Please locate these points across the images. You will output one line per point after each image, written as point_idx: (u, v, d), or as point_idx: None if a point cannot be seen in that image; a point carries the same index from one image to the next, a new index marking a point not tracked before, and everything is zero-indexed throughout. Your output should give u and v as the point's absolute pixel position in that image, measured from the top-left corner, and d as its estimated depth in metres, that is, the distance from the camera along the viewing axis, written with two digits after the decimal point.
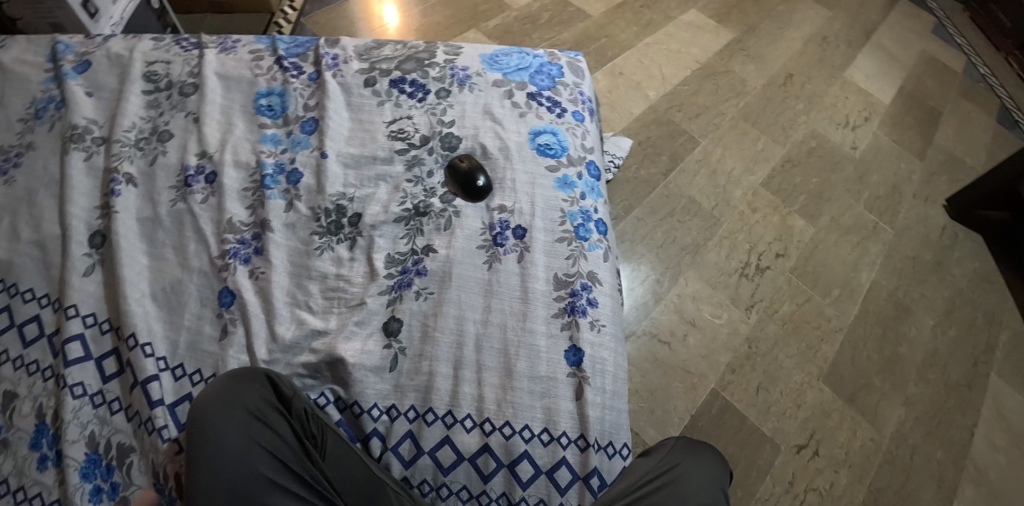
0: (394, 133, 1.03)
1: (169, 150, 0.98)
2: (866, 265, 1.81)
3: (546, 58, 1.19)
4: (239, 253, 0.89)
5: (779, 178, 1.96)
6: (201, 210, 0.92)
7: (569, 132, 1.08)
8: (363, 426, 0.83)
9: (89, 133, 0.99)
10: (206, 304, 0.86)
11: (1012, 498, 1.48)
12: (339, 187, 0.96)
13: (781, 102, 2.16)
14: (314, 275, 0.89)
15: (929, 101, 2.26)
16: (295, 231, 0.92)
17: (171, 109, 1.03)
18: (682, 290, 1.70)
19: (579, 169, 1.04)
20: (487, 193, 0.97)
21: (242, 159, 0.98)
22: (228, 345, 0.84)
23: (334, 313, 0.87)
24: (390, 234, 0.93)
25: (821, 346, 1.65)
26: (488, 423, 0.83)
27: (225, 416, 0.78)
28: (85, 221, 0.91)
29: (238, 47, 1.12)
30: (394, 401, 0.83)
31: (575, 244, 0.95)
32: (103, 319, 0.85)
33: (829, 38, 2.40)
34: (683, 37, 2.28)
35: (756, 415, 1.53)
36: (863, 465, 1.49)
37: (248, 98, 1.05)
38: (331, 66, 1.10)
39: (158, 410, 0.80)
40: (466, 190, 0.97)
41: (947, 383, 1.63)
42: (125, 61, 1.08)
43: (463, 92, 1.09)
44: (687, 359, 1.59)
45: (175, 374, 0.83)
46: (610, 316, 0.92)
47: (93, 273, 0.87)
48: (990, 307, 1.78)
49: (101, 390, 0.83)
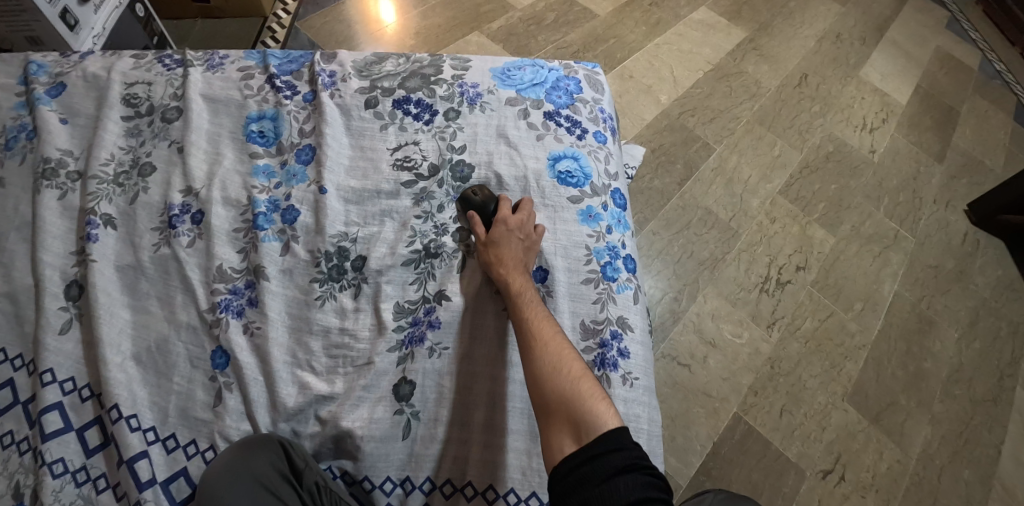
0: (400, 162, 0.94)
1: (151, 186, 0.88)
2: (888, 276, 1.72)
3: (562, 71, 1.09)
4: (230, 305, 0.80)
5: (797, 185, 1.87)
6: (187, 255, 0.83)
7: (591, 156, 0.98)
8: (375, 502, 0.74)
9: (64, 167, 0.89)
10: (197, 365, 0.77)
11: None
12: (340, 227, 0.87)
13: (797, 104, 2.06)
14: (315, 330, 0.80)
15: (946, 99, 2.17)
16: (292, 278, 0.83)
17: (153, 137, 0.93)
18: (700, 308, 1.61)
19: (603, 199, 0.95)
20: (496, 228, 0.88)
21: (232, 196, 0.88)
22: (224, 413, 0.75)
23: (340, 374, 0.78)
24: (399, 279, 0.83)
25: (845, 365, 1.57)
26: (513, 495, 0.74)
27: (235, 489, 0.70)
28: (61, 270, 0.81)
29: (225, 64, 1.02)
30: (409, 472, 0.75)
31: (602, 286, 0.86)
32: (83, 384, 0.76)
33: (843, 35, 2.30)
34: (693, 36, 2.18)
35: (780, 440, 1.45)
36: (890, 489, 1.41)
37: (237, 123, 0.96)
38: (328, 85, 1.00)
39: (147, 492, 0.71)
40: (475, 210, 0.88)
41: (973, 399, 1.56)
42: (102, 83, 0.98)
43: (473, 113, 1.00)
44: (708, 381, 1.50)
45: (166, 446, 0.74)
46: (642, 367, 0.84)
47: (70, 330, 0.78)
48: (1014, 317, 1.71)
49: (84, 466, 0.74)
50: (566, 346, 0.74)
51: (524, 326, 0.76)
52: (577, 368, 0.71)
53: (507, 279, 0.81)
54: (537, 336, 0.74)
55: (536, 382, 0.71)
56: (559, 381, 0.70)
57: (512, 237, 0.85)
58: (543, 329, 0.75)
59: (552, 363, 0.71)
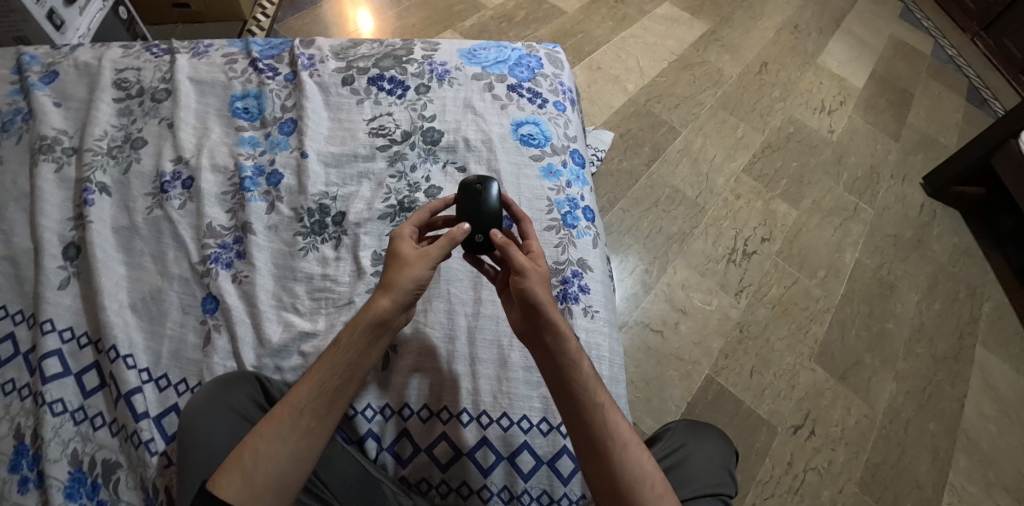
0: (375, 130, 1.02)
1: (143, 156, 0.96)
2: (849, 245, 1.82)
3: (525, 50, 1.17)
4: (220, 257, 0.88)
5: (759, 164, 1.97)
6: (179, 216, 0.91)
7: (551, 121, 1.07)
8: (357, 428, 0.81)
9: (59, 144, 0.96)
10: (189, 311, 0.85)
11: (1007, 467, 1.49)
12: (321, 187, 0.96)
13: (757, 90, 2.17)
14: (299, 276, 0.88)
15: (901, 83, 2.28)
16: (277, 233, 0.91)
17: (144, 115, 1.01)
18: (671, 278, 1.69)
19: (563, 157, 1.03)
20: (490, 200, 0.85)
21: (219, 163, 0.96)
22: (213, 352, 0.83)
23: (322, 314, 0.86)
24: (376, 231, 0.92)
25: (812, 326, 1.65)
26: (485, 416, 0.82)
27: (215, 418, 0.76)
28: (58, 233, 0.89)
29: (210, 51, 1.10)
30: (388, 400, 0.82)
31: (563, 232, 0.95)
32: (81, 333, 0.84)
33: (800, 26, 2.42)
34: (658, 30, 2.29)
35: (751, 398, 1.52)
36: (859, 442, 1.49)
37: (223, 102, 1.03)
38: (307, 66, 1.08)
39: (143, 423, 0.79)
40: (480, 211, 0.84)
41: (935, 356, 1.64)
42: (93, 70, 1.05)
43: (442, 87, 1.08)
44: (680, 347, 1.58)
45: (159, 385, 0.82)
46: (602, 302, 0.93)
47: (68, 286, 0.86)
48: (972, 281, 1.79)
49: (82, 406, 0.81)
50: (642, 448, 0.70)
51: (600, 425, 0.70)
52: (658, 480, 0.69)
53: (568, 359, 0.72)
54: (614, 437, 0.69)
55: (613, 495, 0.68)
56: (642, 492, 0.67)
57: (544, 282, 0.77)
58: (620, 425, 0.70)
59: (634, 475, 0.68)
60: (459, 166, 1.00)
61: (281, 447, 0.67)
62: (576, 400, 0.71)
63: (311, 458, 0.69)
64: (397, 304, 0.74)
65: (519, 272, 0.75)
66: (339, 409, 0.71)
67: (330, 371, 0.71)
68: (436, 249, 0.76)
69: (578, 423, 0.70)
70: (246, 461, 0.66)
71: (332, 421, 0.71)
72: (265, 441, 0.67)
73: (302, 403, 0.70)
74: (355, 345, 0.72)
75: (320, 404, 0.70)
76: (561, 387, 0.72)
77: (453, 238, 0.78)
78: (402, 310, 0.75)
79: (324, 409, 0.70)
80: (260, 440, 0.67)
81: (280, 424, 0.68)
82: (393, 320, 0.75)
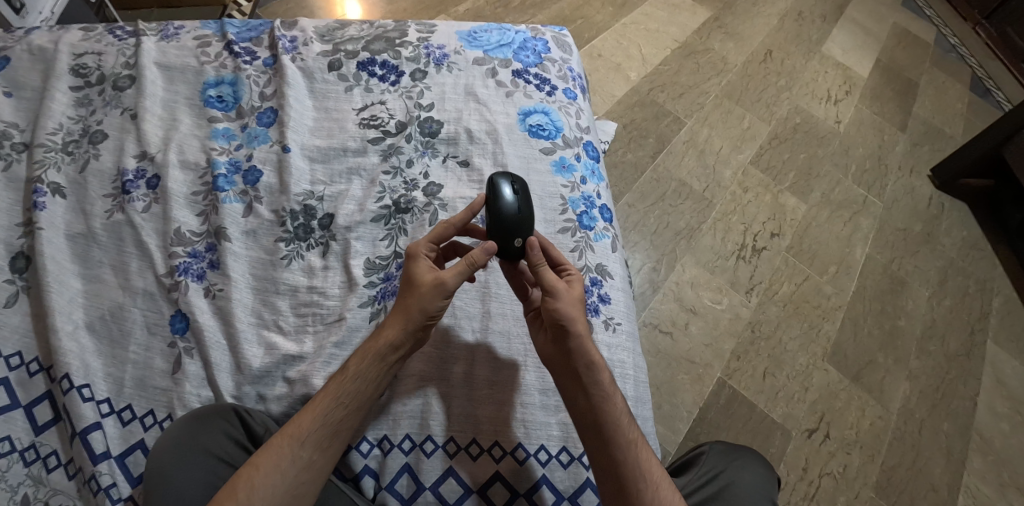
0: (366, 120, 0.91)
1: (102, 152, 0.85)
2: (861, 240, 1.69)
3: (529, 33, 1.05)
4: (190, 268, 0.78)
5: (767, 156, 1.83)
6: (143, 220, 0.80)
7: (562, 111, 0.96)
8: (352, 465, 0.72)
9: (8, 138, 0.85)
10: (155, 332, 0.75)
11: (1019, 467, 1.39)
12: (306, 186, 0.85)
13: (763, 78, 2.03)
14: (282, 290, 0.78)
15: (905, 72, 2.14)
16: (256, 239, 0.81)
17: (104, 106, 0.89)
18: (680, 277, 1.57)
19: (576, 150, 0.93)
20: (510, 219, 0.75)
21: (190, 159, 0.85)
22: (183, 379, 0.72)
23: (309, 333, 0.76)
24: (369, 235, 0.82)
25: (823, 325, 1.53)
26: (497, 447, 0.72)
27: (186, 462, 0.68)
28: (5, 242, 0.78)
29: (181, 34, 0.98)
30: (386, 431, 0.72)
31: (579, 235, 0.85)
32: (31, 358, 0.73)
33: (805, 12, 2.26)
34: (660, 16, 2.13)
35: (764, 402, 1.41)
36: (874, 445, 1.38)
37: (195, 89, 0.92)
38: (289, 50, 0.97)
39: (102, 465, 0.68)
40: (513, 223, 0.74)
41: (947, 354, 1.53)
42: (48, 54, 0.92)
43: (440, 73, 0.97)
44: (690, 349, 1.46)
45: (122, 418, 0.71)
46: (624, 313, 0.83)
47: (15, 303, 0.75)
48: (980, 276, 1.67)
49: (33, 444, 0.70)
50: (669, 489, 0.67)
51: (632, 465, 0.66)
52: None
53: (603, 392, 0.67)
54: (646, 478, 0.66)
55: None
56: None
57: (578, 307, 0.70)
58: (651, 465, 0.67)
59: None
60: (461, 160, 0.90)
61: (279, 481, 0.63)
62: (608, 437, 0.66)
63: (311, 494, 0.65)
64: (407, 332, 0.68)
65: (550, 293, 0.70)
66: (342, 439, 0.67)
67: (337, 400, 0.67)
68: (452, 278, 0.69)
69: (606, 460, 0.66)
70: (241, 494, 0.62)
71: (334, 454, 0.66)
72: (261, 474, 0.63)
73: (304, 433, 0.65)
74: (368, 373, 0.68)
75: (322, 435, 0.66)
76: (592, 419, 0.67)
77: (472, 262, 0.69)
78: (414, 340, 0.70)
79: (327, 440, 0.66)
80: (255, 472, 0.63)
81: (279, 455, 0.64)
82: (407, 350, 0.70)
